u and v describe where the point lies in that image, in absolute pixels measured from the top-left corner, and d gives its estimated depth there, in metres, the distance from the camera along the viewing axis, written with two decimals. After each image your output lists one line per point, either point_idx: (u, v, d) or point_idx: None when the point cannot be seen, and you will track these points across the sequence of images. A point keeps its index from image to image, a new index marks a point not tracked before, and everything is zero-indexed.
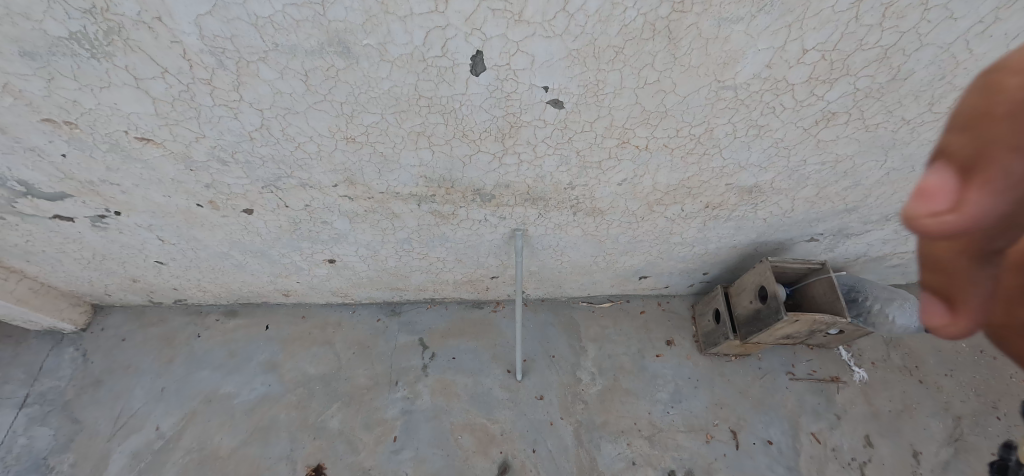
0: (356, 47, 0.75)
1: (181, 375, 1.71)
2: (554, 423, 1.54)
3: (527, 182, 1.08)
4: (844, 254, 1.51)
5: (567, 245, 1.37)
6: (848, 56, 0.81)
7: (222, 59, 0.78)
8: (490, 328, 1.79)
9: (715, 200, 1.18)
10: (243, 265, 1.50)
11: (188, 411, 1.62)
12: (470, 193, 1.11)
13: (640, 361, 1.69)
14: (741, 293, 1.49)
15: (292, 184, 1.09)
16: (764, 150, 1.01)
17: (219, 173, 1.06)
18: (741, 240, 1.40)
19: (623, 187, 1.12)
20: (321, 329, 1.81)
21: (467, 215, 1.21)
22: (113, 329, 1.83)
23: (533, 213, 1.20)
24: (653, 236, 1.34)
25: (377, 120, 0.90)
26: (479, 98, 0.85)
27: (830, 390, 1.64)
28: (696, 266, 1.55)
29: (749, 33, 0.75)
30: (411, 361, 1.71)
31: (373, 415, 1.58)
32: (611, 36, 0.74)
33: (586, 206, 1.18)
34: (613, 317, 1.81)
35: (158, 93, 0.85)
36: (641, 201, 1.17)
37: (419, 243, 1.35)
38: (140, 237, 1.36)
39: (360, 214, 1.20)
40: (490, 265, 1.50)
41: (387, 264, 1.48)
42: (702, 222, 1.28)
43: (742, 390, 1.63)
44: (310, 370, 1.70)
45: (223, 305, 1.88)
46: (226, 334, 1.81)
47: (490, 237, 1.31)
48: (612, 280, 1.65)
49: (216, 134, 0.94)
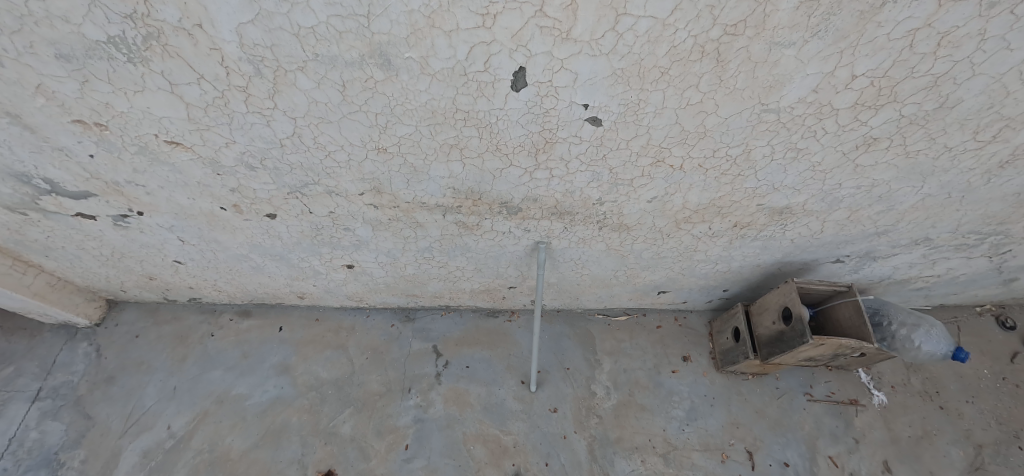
0: (397, 59, 0.74)
1: (193, 374, 1.71)
2: (567, 436, 1.53)
3: (555, 197, 1.07)
4: (869, 276, 1.49)
5: (590, 259, 1.36)
6: (897, 84, 0.79)
7: (260, 68, 0.77)
8: (505, 338, 1.78)
9: (744, 220, 1.16)
10: (261, 267, 1.49)
11: (200, 411, 1.63)
12: (497, 206, 1.10)
13: (655, 376, 1.68)
14: (763, 314, 1.46)
15: (318, 191, 1.08)
16: (799, 172, 1.00)
17: (246, 179, 1.05)
18: (765, 259, 1.38)
19: (653, 204, 1.10)
20: (335, 333, 1.80)
21: (491, 227, 1.19)
22: (127, 326, 1.83)
23: (558, 227, 1.18)
24: (676, 252, 1.32)
25: (410, 131, 0.88)
26: (517, 114, 0.83)
27: (848, 413, 1.62)
28: (717, 283, 1.53)
29: (799, 58, 0.74)
30: (424, 369, 1.70)
31: (385, 422, 1.58)
32: (658, 57, 0.72)
33: (613, 221, 1.16)
34: (629, 331, 1.79)
35: (192, 99, 0.84)
36: (669, 218, 1.15)
37: (441, 252, 1.34)
38: (160, 237, 1.35)
39: (384, 222, 1.19)
40: (509, 276, 1.48)
41: (405, 271, 1.47)
42: (727, 241, 1.27)
43: (758, 410, 1.61)
44: (322, 374, 1.70)
45: (237, 305, 1.87)
46: (239, 334, 1.81)
47: (513, 248, 1.30)
48: (630, 294, 1.62)
49: (246, 141, 0.93)
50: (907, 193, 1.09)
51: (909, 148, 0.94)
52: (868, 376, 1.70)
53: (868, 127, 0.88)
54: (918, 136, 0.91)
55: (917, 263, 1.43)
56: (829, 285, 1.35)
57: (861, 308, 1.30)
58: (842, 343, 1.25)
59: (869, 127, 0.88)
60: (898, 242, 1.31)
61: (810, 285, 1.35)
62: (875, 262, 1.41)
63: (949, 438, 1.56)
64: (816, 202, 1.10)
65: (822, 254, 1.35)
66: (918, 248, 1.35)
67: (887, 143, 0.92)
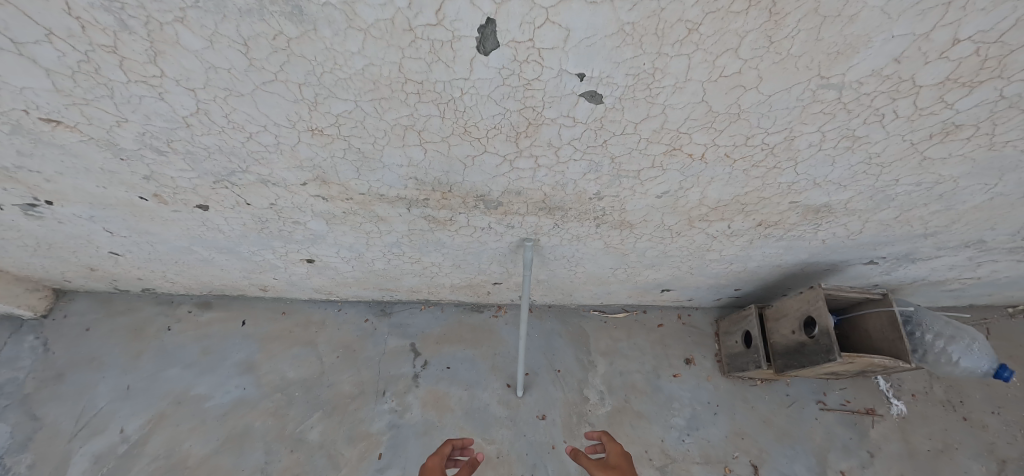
0: (312, 7, 0.52)
1: (150, 372, 1.57)
2: (556, 446, 1.39)
3: (543, 190, 0.86)
4: (901, 277, 1.31)
5: (584, 257, 1.16)
6: (1010, 54, 0.58)
7: (123, 18, 0.55)
8: (490, 336, 1.62)
9: (771, 219, 0.96)
10: (210, 260, 1.31)
11: (157, 412, 1.49)
12: (472, 199, 0.90)
13: (655, 380, 1.53)
14: (781, 320, 1.27)
15: (250, 180, 0.87)
16: (851, 165, 0.79)
17: (158, 165, 0.85)
18: (787, 259, 1.19)
19: (663, 199, 0.88)
20: (303, 328, 1.63)
21: (467, 222, 0.99)
22: (77, 317, 1.66)
23: (548, 223, 0.98)
24: (686, 251, 1.13)
25: (349, 108, 0.67)
26: (488, 86, 0.62)
27: (863, 423, 1.49)
28: (728, 282, 1.35)
29: (886, 12, 0.52)
30: (401, 369, 1.55)
31: (357, 427, 1.44)
32: (685, 6, 0.51)
33: (613, 218, 0.96)
34: (627, 329, 1.62)
35: (50, 63, 0.62)
36: (681, 216, 0.95)
37: (411, 248, 1.14)
38: (84, 228, 1.16)
39: (338, 215, 0.99)
40: (493, 273, 1.30)
41: (374, 266, 1.29)
42: (747, 241, 1.07)
43: (765, 418, 1.48)
44: (289, 373, 1.55)
45: (196, 296, 1.70)
46: (199, 328, 1.65)
47: (495, 245, 1.10)
48: (629, 291, 1.45)
49: (141, 119, 0.72)
50: (974, 191, 0.89)
51: (996, 139, 0.73)
52: (888, 383, 1.57)
53: (952, 112, 0.67)
54: (1015, 122, 0.70)
55: (959, 265, 1.25)
56: (860, 292, 1.16)
57: (897, 320, 1.12)
58: (873, 361, 1.08)
59: (954, 111, 0.67)
60: (945, 244, 1.13)
61: (839, 291, 1.16)
62: (912, 264, 1.23)
63: (970, 452, 1.43)
64: (862, 200, 0.90)
65: (855, 255, 1.17)
66: (966, 250, 1.16)
67: (970, 132, 0.72)
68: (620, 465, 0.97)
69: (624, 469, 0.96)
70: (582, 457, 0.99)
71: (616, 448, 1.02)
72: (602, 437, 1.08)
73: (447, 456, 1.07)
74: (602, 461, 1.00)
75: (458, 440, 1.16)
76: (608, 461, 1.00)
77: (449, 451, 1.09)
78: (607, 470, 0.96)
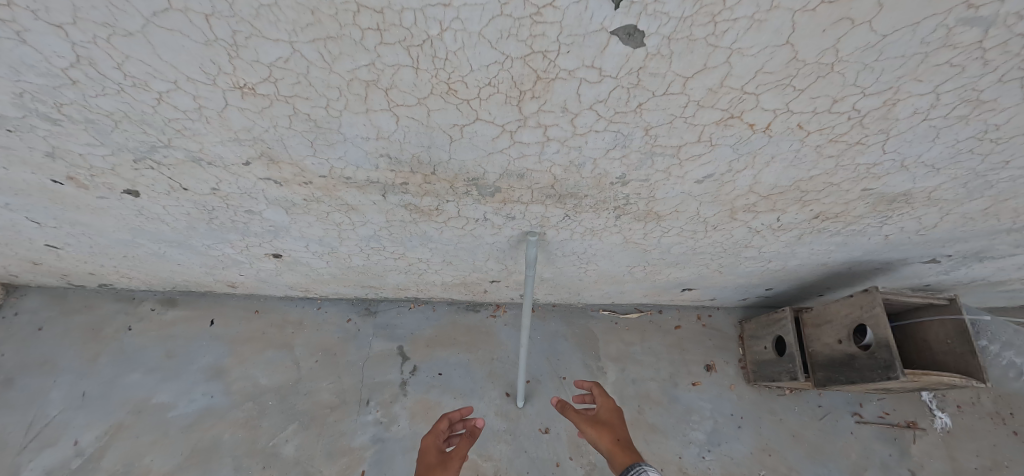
0: None
1: (108, 377, 1.40)
2: (561, 464, 1.24)
3: (552, 174, 0.67)
4: (961, 277, 1.13)
5: (598, 253, 0.98)
6: None
7: None
8: (487, 338, 1.45)
9: (832, 210, 0.78)
10: (162, 254, 1.13)
11: (115, 422, 1.33)
12: (462, 184, 0.71)
13: (671, 389, 1.36)
14: (823, 326, 1.10)
15: (179, 158, 0.68)
16: (958, 141, 0.60)
17: (59, 138, 0.66)
18: (836, 258, 1.01)
19: (704, 185, 0.70)
20: (278, 329, 1.46)
21: (457, 213, 0.81)
22: (28, 315, 1.49)
23: (557, 214, 0.79)
24: (720, 247, 0.94)
25: (285, 55, 0.48)
26: (480, 17, 0.43)
27: (904, 438, 1.33)
28: (760, 282, 1.18)
29: None
30: (387, 375, 1.38)
31: (337, 441, 1.28)
32: None
33: (638, 208, 0.77)
34: (640, 332, 1.45)
35: None
36: (723, 206, 0.76)
37: (393, 242, 0.96)
38: (5, 217, 0.97)
39: (299, 204, 0.80)
40: (490, 270, 1.12)
41: (351, 263, 1.11)
42: (796, 236, 0.89)
43: (795, 433, 1.32)
44: (262, 380, 1.38)
45: (161, 292, 1.53)
46: (163, 329, 1.47)
47: (491, 239, 0.92)
48: (645, 291, 1.27)
49: (9, 73, 0.53)
50: None
51: None
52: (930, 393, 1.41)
53: None
54: None
55: None
56: (923, 296, 0.99)
57: (967, 330, 0.95)
58: (940, 379, 0.91)
59: None
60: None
61: (898, 296, 0.98)
62: (980, 262, 1.05)
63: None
64: (953, 186, 0.72)
65: (917, 252, 0.99)
66: None
67: None
68: (610, 421, 0.88)
69: (614, 426, 0.86)
70: (569, 411, 0.90)
71: (607, 402, 0.91)
72: (594, 388, 0.94)
73: (443, 434, 0.93)
74: (591, 415, 0.90)
75: (453, 411, 0.99)
76: (598, 416, 0.90)
77: (446, 428, 0.94)
78: (596, 426, 0.87)
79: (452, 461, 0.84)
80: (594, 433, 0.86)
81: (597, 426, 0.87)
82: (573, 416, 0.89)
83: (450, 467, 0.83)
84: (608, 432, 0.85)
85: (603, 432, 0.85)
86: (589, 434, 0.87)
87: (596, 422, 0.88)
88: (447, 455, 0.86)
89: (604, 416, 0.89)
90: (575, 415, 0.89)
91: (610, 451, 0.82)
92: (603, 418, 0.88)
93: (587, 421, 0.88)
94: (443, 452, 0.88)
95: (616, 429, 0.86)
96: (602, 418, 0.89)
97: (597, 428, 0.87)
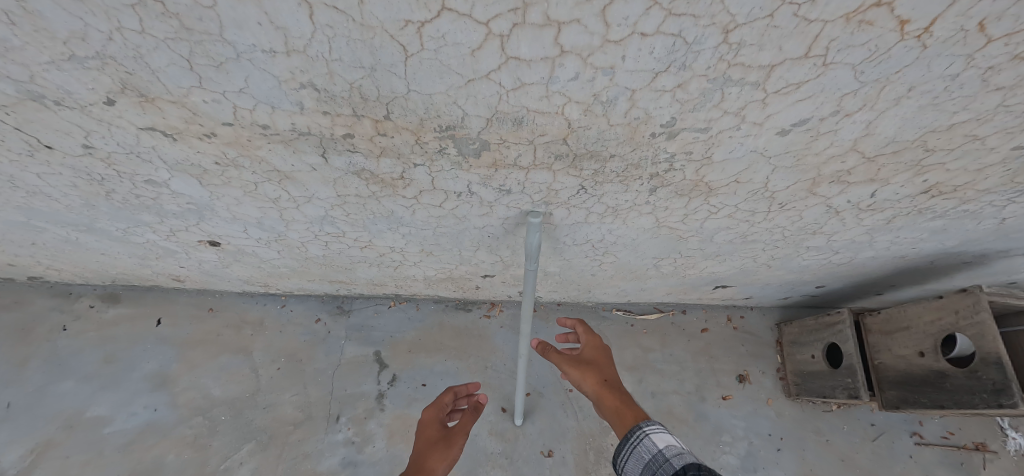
0: None
1: (38, 385, 1.13)
2: None
3: (565, 121, 0.45)
4: None
5: (617, 242, 0.76)
6: None
7: None
8: (479, 343, 1.24)
9: (953, 180, 0.56)
10: (77, 241, 0.91)
11: (42, 439, 1.07)
12: (433, 139, 0.48)
13: (698, 405, 1.15)
14: (896, 334, 0.88)
15: (11, 94, 0.46)
16: None
17: None
18: (924, 248, 0.79)
19: (788, 139, 0.47)
20: (235, 331, 1.24)
21: (431, 184, 0.59)
22: None
23: (569, 186, 0.57)
24: (779, 234, 0.72)
25: None
26: None
27: (972, 463, 1.12)
28: (814, 278, 0.96)
29: None
30: (362, 386, 1.17)
31: (301, 465, 1.07)
32: None
33: (683, 178, 0.55)
34: (661, 335, 1.23)
35: None
36: (803, 174, 0.54)
37: (353, 226, 0.74)
38: None
39: (214, 171, 0.58)
40: (481, 262, 0.90)
41: (309, 253, 0.89)
42: (885, 219, 0.67)
43: (845, 456, 1.11)
44: (214, 391, 1.16)
45: (102, 287, 1.28)
46: (103, 329, 1.22)
47: (480, 222, 0.70)
48: (669, 289, 1.05)
49: None
50: None
51: None
52: None
53: None
54: None
55: None
56: None
57: None
58: None
59: None
60: None
61: (1004, 298, 0.77)
62: None
63: None
64: None
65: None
66: None
67: None
68: (597, 361, 0.68)
69: (602, 366, 0.67)
70: (549, 351, 0.69)
71: (593, 340, 0.70)
72: (578, 326, 0.71)
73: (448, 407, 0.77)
74: (573, 355, 0.70)
75: (462, 385, 0.83)
76: (581, 356, 0.69)
77: (452, 401, 0.79)
78: (578, 366, 0.67)
79: (456, 438, 0.70)
80: (577, 374, 0.66)
81: (581, 367, 0.67)
82: (555, 357, 0.67)
83: (454, 446, 0.69)
84: (596, 374, 0.65)
85: (591, 376, 0.65)
86: (571, 375, 0.67)
87: (582, 363, 0.67)
88: (451, 430, 0.71)
89: (591, 355, 0.69)
90: (556, 356, 0.68)
91: (597, 396, 0.63)
92: (591, 359, 0.68)
93: (569, 363, 0.67)
94: (447, 426, 0.73)
95: (603, 369, 0.66)
96: (591, 359, 0.68)
97: (584, 371, 0.66)
